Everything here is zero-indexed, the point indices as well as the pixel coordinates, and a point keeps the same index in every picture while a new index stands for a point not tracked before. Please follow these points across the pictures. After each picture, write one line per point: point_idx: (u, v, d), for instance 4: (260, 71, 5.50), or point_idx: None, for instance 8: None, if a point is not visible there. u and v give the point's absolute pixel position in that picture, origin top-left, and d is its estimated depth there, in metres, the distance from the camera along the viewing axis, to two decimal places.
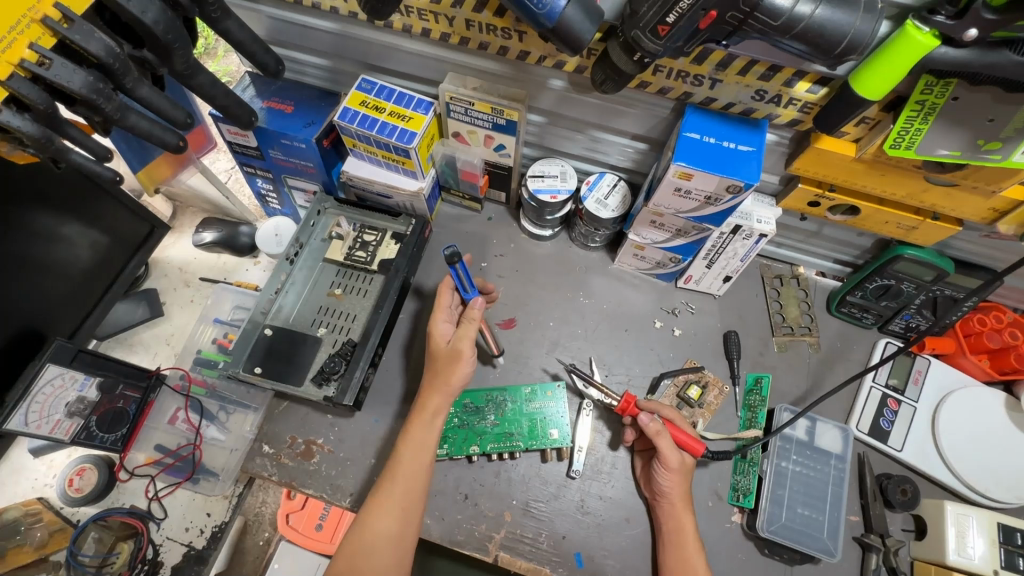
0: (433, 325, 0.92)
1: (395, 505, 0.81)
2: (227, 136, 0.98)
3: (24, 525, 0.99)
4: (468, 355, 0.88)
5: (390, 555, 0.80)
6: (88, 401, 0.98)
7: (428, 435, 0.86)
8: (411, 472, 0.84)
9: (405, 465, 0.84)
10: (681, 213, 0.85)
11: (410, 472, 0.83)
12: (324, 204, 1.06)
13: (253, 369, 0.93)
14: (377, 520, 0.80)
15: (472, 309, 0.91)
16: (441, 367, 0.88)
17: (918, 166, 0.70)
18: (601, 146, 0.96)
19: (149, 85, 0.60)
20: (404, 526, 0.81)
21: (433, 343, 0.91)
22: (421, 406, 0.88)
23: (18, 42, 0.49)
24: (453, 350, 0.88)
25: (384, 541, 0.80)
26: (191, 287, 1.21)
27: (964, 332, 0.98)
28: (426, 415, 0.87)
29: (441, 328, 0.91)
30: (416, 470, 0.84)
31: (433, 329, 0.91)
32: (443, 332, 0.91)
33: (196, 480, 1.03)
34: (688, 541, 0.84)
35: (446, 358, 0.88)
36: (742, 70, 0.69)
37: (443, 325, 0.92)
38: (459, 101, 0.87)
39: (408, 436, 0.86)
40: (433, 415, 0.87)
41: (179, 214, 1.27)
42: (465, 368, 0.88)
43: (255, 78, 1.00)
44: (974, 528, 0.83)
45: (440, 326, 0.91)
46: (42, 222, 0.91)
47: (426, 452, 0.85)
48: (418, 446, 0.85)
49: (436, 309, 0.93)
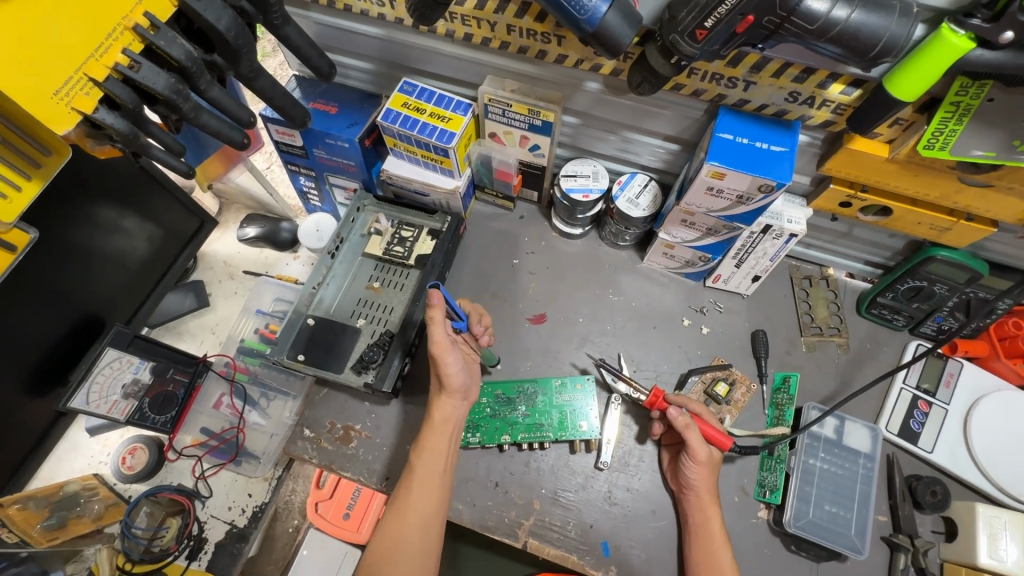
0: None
1: (415, 517, 0.86)
2: (275, 135, 1.03)
3: (82, 497, 1.04)
4: (444, 353, 0.88)
5: (415, 560, 0.86)
6: (142, 383, 1.05)
7: (440, 444, 0.89)
8: (423, 487, 0.87)
9: (419, 480, 0.87)
10: (713, 212, 0.87)
11: (435, 451, 0.89)
12: (363, 201, 1.11)
13: (296, 356, 0.98)
14: (399, 531, 0.86)
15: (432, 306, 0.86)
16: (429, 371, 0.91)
17: (952, 167, 0.71)
18: (633, 146, 0.98)
19: (220, 88, 0.66)
20: (425, 536, 0.86)
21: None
22: (428, 415, 0.92)
23: (113, 48, 0.55)
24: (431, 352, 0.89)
25: (410, 549, 0.85)
26: (235, 279, 1.28)
27: (999, 335, 0.98)
28: (436, 422, 0.91)
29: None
30: (431, 480, 0.87)
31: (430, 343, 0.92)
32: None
33: (238, 462, 1.09)
34: (716, 535, 0.85)
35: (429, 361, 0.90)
36: (776, 73, 0.71)
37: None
38: (498, 103, 0.91)
39: (420, 449, 0.89)
40: (443, 424, 0.91)
41: (225, 210, 1.34)
42: (448, 367, 0.88)
43: (302, 80, 1.05)
44: (1008, 532, 0.82)
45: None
46: (104, 214, 0.97)
47: (436, 463, 0.88)
48: (432, 457, 0.88)
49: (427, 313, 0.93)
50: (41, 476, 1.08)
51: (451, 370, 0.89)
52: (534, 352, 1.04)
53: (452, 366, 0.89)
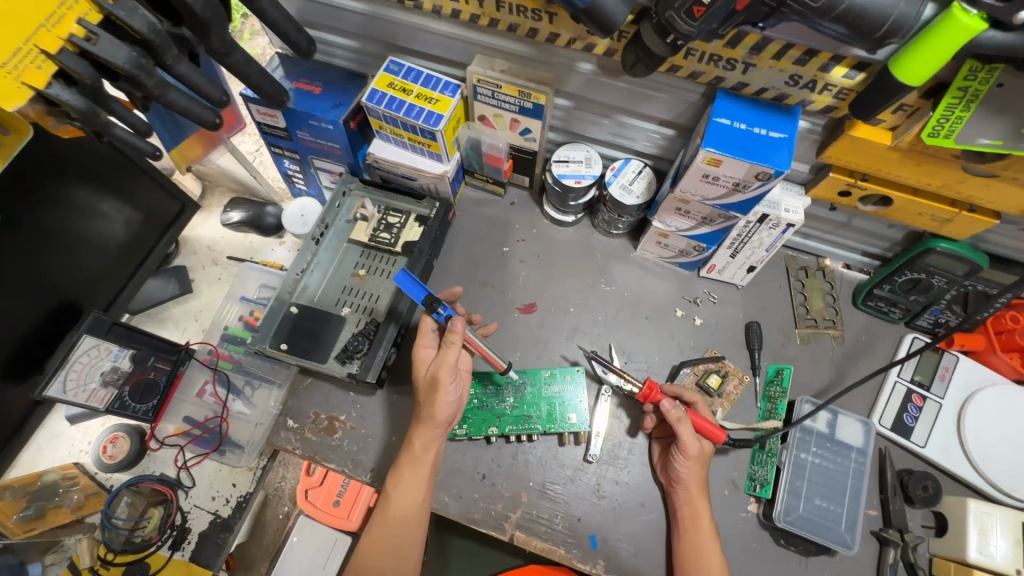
0: (415, 353, 0.93)
1: (390, 543, 0.86)
2: (256, 116, 0.99)
3: (62, 487, 1.04)
4: (446, 382, 0.85)
5: None
6: (122, 371, 1.02)
7: (419, 474, 0.86)
8: (400, 519, 0.86)
9: (394, 509, 0.85)
10: (708, 200, 0.84)
11: (415, 482, 0.86)
12: (349, 185, 1.07)
13: (279, 345, 0.95)
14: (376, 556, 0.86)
15: (452, 332, 0.86)
16: (423, 400, 0.87)
17: (956, 155, 0.69)
18: (627, 131, 0.95)
19: (188, 63, 0.62)
20: (402, 560, 0.87)
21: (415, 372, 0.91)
22: (409, 445, 0.87)
23: (67, 17, 0.52)
24: (432, 379, 0.86)
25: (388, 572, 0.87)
26: (219, 265, 1.24)
27: (996, 329, 0.95)
28: (415, 452, 0.87)
29: (423, 354, 0.92)
30: (409, 512, 0.85)
31: (417, 357, 0.92)
32: (425, 358, 0.92)
33: (222, 452, 1.07)
34: (705, 543, 0.83)
35: (427, 388, 0.87)
36: (777, 54, 0.68)
37: (425, 351, 0.93)
38: (487, 83, 0.87)
39: (398, 479, 0.86)
40: (422, 453, 0.87)
41: (208, 193, 1.30)
42: (446, 396, 0.86)
43: (283, 58, 1.01)
44: (998, 528, 0.81)
45: (422, 352, 0.92)
46: (80, 197, 0.94)
47: (413, 494, 0.85)
48: (412, 486, 0.85)
49: (419, 335, 0.94)
50: (20, 464, 1.07)
51: (448, 400, 0.86)
52: (523, 342, 1.02)
53: (450, 395, 0.86)
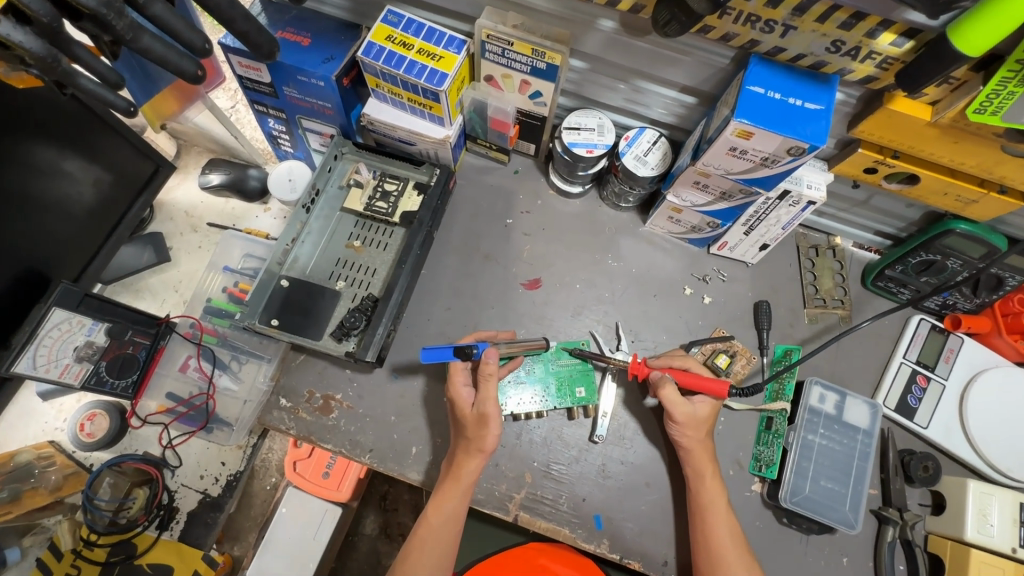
0: (452, 393, 0.85)
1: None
2: (238, 69, 0.90)
3: (37, 468, 0.99)
4: (494, 415, 0.83)
5: None
6: (97, 346, 0.95)
7: (459, 507, 0.83)
8: (432, 547, 0.83)
9: (428, 531, 0.83)
10: (731, 174, 0.79)
11: (453, 514, 0.83)
12: (342, 147, 0.98)
13: (269, 321, 0.89)
14: None
15: (488, 365, 0.83)
16: (470, 434, 0.83)
17: (997, 134, 0.65)
18: (643, 96, 0.89)
19: (163, 2, 0.54)
20: None
21: (457, 412, 0.84)
22: (455, 476, 0.83)
23: None
24: (478, 415, 0.83)
25: None
26: (199, 232, 1.16)
27: (1002, 311, 0.93)
28: (461, 482, 0.83)
29: (463, 393, 0.85)
30: (445, 544, 0.83)
31: (455, 396, 0.85)
32: (465, 398, 0.85)
33: (209, 430, 0.99)
34: (713, 508, 0.82)
35: (474, 423, 0.82)
36: (821, 17, 0.62)
37: (464, 390, 0.85)
38: (497, 39, 0.80)
39: (437, 505, 0.83)
40: (467, 482, 0.83)
41: (184, 154, 1.21)
42: (495, 429, 0.83)
43: (267, 4, 0.91)
44: (996, 509, 0.82)
45: (462, 391, 0.85)
46: (42, 156, 0.85)
47: (452, 527, 0.83)
48: (450, 519, 0.83)
49: (451, 374, 0.86)
50: None
51: (492, 431, 0.83)
52: (527, 319, 0.98)
53: (497, 426, 0.83)
